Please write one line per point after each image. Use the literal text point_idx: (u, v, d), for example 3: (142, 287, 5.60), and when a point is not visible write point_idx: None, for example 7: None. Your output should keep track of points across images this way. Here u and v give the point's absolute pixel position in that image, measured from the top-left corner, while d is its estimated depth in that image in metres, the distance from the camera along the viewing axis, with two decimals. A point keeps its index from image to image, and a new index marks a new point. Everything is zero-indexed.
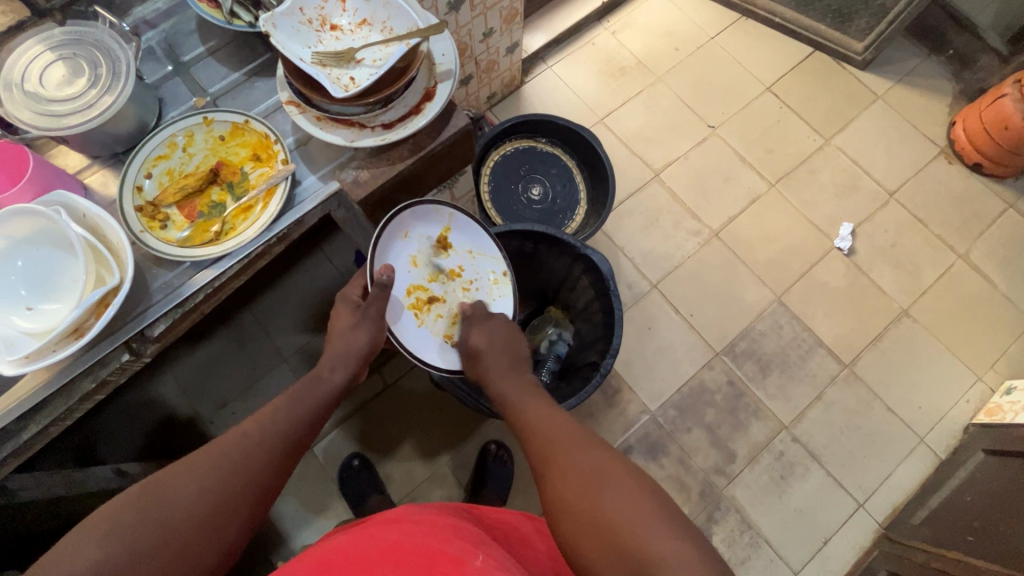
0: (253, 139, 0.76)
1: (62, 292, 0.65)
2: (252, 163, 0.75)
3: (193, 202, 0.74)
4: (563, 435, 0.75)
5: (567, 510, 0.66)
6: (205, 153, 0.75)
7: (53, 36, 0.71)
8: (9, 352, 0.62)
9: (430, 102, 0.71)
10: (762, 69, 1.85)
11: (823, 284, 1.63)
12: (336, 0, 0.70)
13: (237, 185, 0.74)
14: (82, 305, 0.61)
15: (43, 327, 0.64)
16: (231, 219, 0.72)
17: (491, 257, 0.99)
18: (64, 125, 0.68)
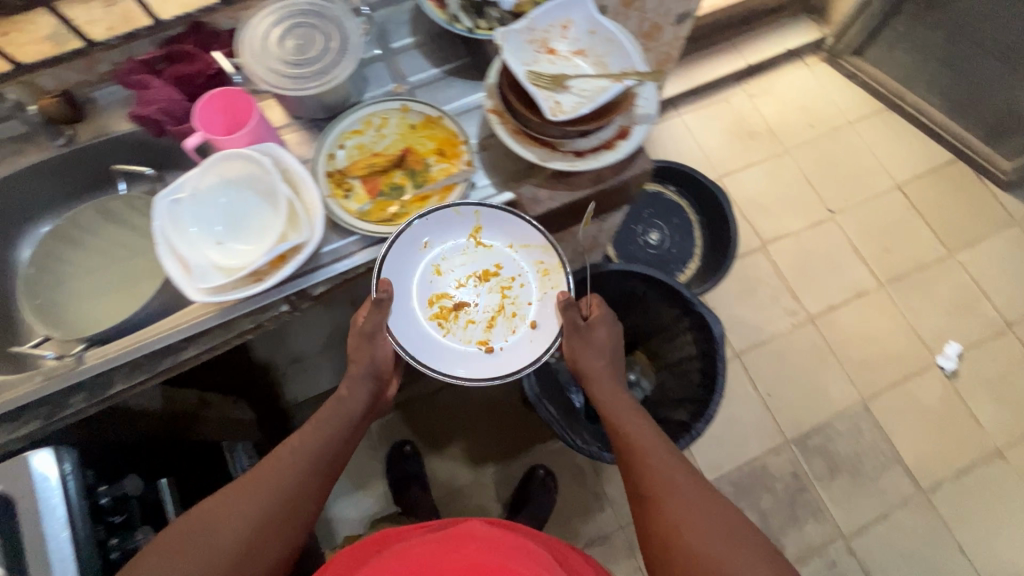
0: (442, 134, 0.79)
1: (253, 237, 0.72)
2: (436, 157, 0.78)
3: (376, 180, 0.78)
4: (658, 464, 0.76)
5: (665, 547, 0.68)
6: (395, 137, 0.79)
7: (296, 5, 0.77)
8: (197, 280, 0.67)
9: (623, 140, 0.72)
10: (896, 165, 1.80)
11: (915, 400, 1.55)
12: (560, 26, 0.72)
13: (419, 173, 0.78)
14: (271, 254, 0.66)
15: (232, 264, 0.70)
16: (408, 205, 0.76)
17: (538, 246, 0.79)
18: (291, 88, 0.73)
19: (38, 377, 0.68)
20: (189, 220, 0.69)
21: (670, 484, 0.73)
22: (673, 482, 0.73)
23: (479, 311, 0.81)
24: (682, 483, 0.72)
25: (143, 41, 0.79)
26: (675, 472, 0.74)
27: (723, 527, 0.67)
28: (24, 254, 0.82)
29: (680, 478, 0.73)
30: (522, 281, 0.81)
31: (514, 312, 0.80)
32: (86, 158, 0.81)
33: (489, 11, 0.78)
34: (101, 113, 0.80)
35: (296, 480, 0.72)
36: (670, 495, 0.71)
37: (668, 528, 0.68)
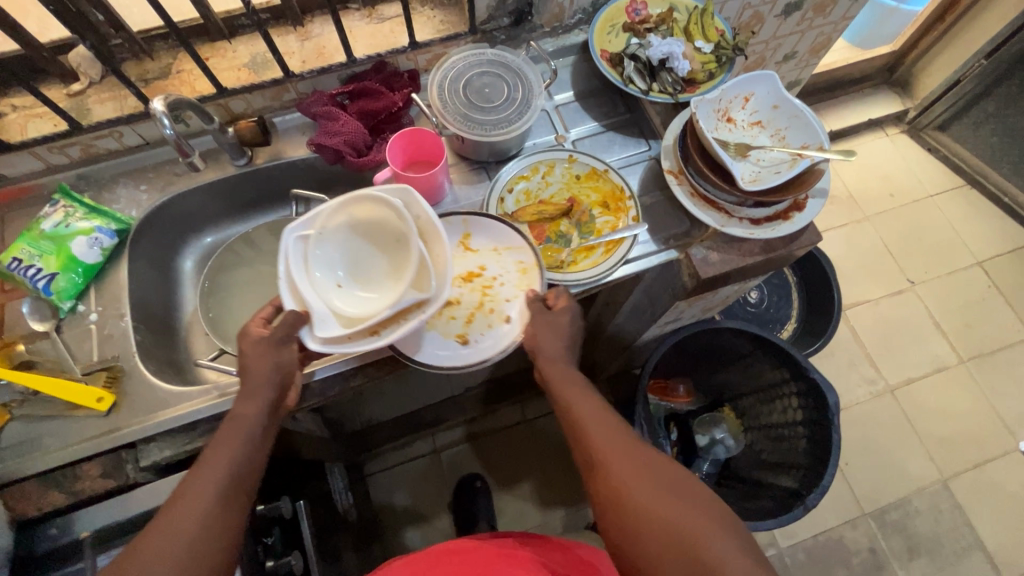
0: (606, 187, 0.81)
1: (375, 284, 0.68)
2: (600, 210, 0.80)
3: (543, 226, 0.80)
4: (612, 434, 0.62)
5: (617, 521, 0.56)
6: (561, 185, 0.82)
7: (481, 54, 0.80)
8: (317, 327, 0.66)
9: (798, 212, 0.74)
10: (977, 241, 1.80)
11: (997, 484, 1.50)
12: (741, 97, 0.75)
13: (584, 222, 0.80)
14: (391, 307, 0.62)
15: (350, 312, 0.67)
16: (574, 253, 0.78)
17: (515, 247, 0.75)
18: (476, 133, 0.76)
19: (215, 392, 0.69)
20: (312, 261, 0.67)
21: (610, 449, 0.60)
22: (620, 445, 0.61)
23: (460, 310, 0.74)
24: (632, 449, 0.60)
25: (331, 75, 0.83)
26: (621, 438, 0.61)
27: (682, 492, 0.55)
28: (186, 265, 0.88)
29: (626, 442, 0.61)
30: (503, 281, 0.75)
31: (491, 309, 0.73)
32: (259, 181, 0.85)
33: (664, 75, 0.81)
34: (280, 138, 0.84)
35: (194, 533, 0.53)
36: (615, 460, 0.59)
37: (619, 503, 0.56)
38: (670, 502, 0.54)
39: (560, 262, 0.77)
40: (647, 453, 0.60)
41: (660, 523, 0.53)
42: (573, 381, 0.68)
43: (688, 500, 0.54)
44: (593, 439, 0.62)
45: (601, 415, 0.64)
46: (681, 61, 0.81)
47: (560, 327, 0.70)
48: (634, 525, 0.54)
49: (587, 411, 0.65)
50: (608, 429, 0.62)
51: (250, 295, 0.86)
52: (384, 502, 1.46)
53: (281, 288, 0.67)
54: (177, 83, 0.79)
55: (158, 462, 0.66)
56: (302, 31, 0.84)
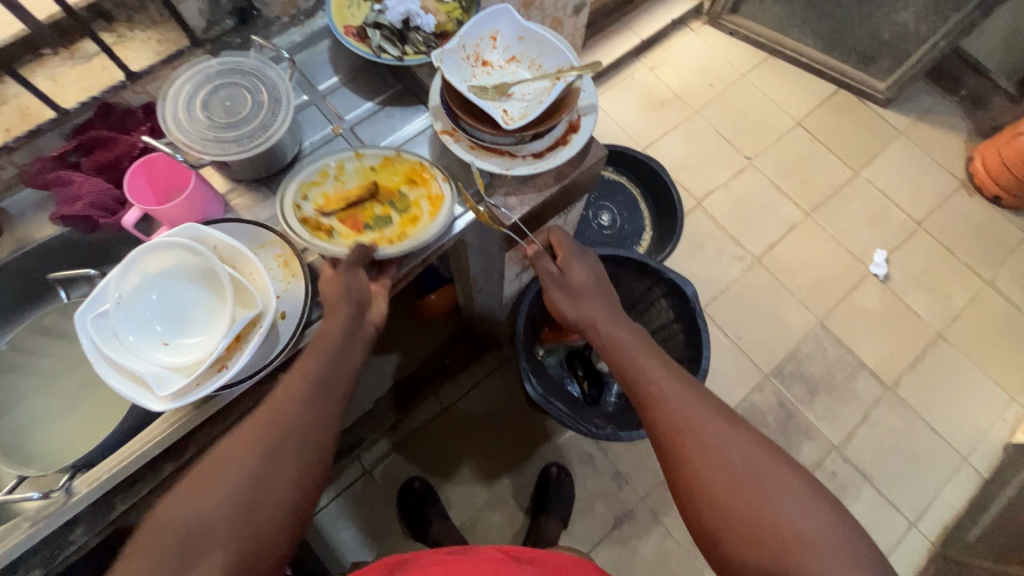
0: (405, 166, 0.75)
1: (200, 327, 0.65)
2: (409, 186, 0.75)
3: (356, 220, 0.73)
4: (693, 418, 0.65)
5: (706, 501, 0.60)
6: (357, 175, 0.74)
7: (208, 67, 0.73)
8: (157, 388, 0.60)
9: (575, 133, 0.75)
10: (791, 104, 1.96)
11: (861, 308, 1.69)
12: (488, 38, 0.74)
13: (398, 203, 0.74)
14: (231, 332, 0.60)
15: (186, 362, 0.62)
16: (399, 229, 0.72)
17: (268, 243, 0.72)
18: (232, 151, 0.70)
19: (25, 523, 0.60)
20: (123, 329, 0.61)
21: (695, 423, 0.64)
22: (697, 420, 0.64)
23: None
24: (716, 425, 0.64)
25: (48, 135, 0.74)
26: (701, 409, 0.66)
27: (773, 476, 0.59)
28: None
29: (705, 415, 0.65)
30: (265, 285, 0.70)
31: None
32: (8, 277, 0.74)
33: (413, 36, 0.78)
34: (19, 224, 0.74)
35: (263, 476, 0.57)
36: (701, 443, 0.62)
37: (709, 487, 0.59)
38: (755, 481, 0.59)
39: (388, 243, 0.71)
40: (732, 429, 0.63)
41: (747, 501, 0.58)
42: (636, 351, 0.73)
43: (774, 477, 0.59)
44: (675, 416, 0.65)
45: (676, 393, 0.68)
46: (424, 17, 0.78)
47: (582, 285, 0.80)
48: (728, 508, 0.58)
49: (663, 393, 0.68)
50: (688, 407, 0.66)
51: (50, 406, 0.75)
52: (330, 541, 1.40)
53: (95, 369, 0.59)
54: None
55: None
56: None
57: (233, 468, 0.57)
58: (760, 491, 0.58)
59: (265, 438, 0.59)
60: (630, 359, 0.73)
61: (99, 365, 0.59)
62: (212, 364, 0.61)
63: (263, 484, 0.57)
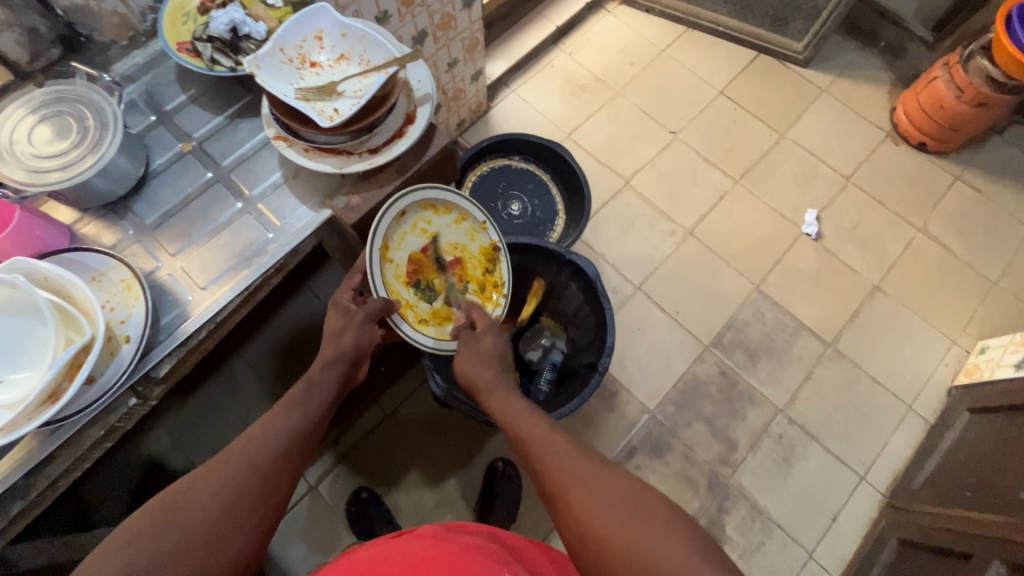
0: (490, 272, 0.99)
1: (31, 360, 0.63)
2: (475, 288, 0.98)
3: (421, 270, 0.93)
4: (563, 465, 0.68)
5: (583, 542, 0.61)
6: (460, 241, 0.97)
7: (32, 98, 0.73)
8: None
9: (412, 125, 0.75)
10: (713, 75, 1.96)
11: (797, 269, 1.69)
12: (313, 38, 0.73)
13: (455, 290, 0.96)
14: (54, 364, 0.60)
15: (16, 397, 0.62)
16: (428, 313, 0.93)
17: (113, 268, 0.71)
18: (55, 180, 0.69)
19: None
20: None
21: (564, 470, 0.67)
22: (564, 465, 0.68)
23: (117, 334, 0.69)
24: (588, 471, 0.66)
25: None
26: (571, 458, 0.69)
27: (632, 509, 0.60)
28: None
29: (573, 461, 0.68)
30: (111, 307, 0.69)
31: (109, 335, 0.67)
32: None
33: (245, 45, 0.78)
34: None
35: (203, 535, 0.58)
36: (576, 487, 0.65)
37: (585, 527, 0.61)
38: (618, 514, 0.60)
39: (414, 311, 0.91)
40: (602, 472, 0.66)
41: (610, 536, 0.59)
42: (517, 417, 0.78)
43: (638, 508, 0.60)
44: (550, 467, 0.68)
45: (556, 441, 0.72)
46: (252, 25, 0.78)
47: (488, 352, 0.88)
48: (598, 543, 0.60)
49: (541, 443, 0.72)
50: (563, 458, 0.68)
51: None
52: (281, 562, 1.38)
53: None
54: None
55: None
56: None
57: (235, 467, 0.64)
58: (621, 522, 0.59)
59: (256, 454, 0.67)
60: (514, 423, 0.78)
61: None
62: (39, 397, 0.61)
63: (219, 518, 0.60)
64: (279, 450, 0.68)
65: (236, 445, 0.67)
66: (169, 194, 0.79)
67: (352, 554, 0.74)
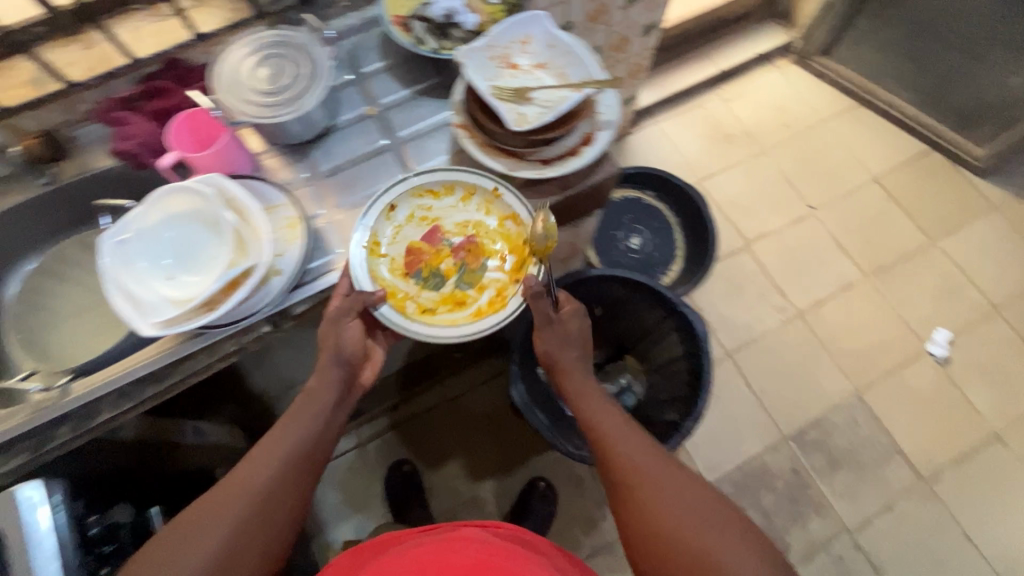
0: (517, 240, 0.79)
1: (201, 267, 0.70)
2: (495, 262, 0.80)
3: (424, 258, 0.80)
4: (631, 449, 0.74)
5: (636, 516, 0.69)
6: (472, 218, 0.81)
7: (260, 36, 0.80)
8: (151, 316, 0.66)
9: (588, 146, 0.74)
10: (872, 159, 1.83)
11: (909, 388, 1.55)
12: (519, 42, 0.75)
13: (469, 270, 0.80)
14: (224, 278, 0.66)
15: (182, 296, 0.68)
16: (437, 302, 0.78)
17: (281, 205, 0.77)
18: (265, 117, 0.76)
19: (26, 409, 0.68)
20: (136, 260, 0.69)
21: (630, 456, 0.74)
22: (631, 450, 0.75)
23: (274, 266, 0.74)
24: (651, 459, 0.73)
25: (121, 79, 0.81)
26: (638, 449, 0.74)
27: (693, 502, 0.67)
28: (9, 291, 0.84)
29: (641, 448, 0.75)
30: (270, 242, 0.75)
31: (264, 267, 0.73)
32: (70, 199, 0.84)
33: (452, 32, 0.81)
34: (82, 150, 0.83)
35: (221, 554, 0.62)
36: (636, 468, 0.72)
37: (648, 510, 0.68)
38: (677, 507, 0.66)
39: (416, 305, 0.78)
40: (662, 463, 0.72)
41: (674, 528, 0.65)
42: (587, 394, 0.83)
43: (699, 502, 0.67)
44: (619, 456, 0.74)
45: (616, 423, 0.79)
46: (465, 15, 0.81)
47: (569, 335, 0.86)
48: (645, 510, 0.68)
49: (611, 426, 0.78)
50: (629, 443, 0.75)
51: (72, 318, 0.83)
52: (316, 503, 1.45)
53: (105, 287, 0.67)
54: None
55: None
56: (85, 40, 0.82)
57: (230, 497, 0.66)
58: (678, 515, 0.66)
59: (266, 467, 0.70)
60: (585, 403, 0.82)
61: (110, 288, 0.67)
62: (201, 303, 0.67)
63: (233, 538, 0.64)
64: (282, 468, 0.71)
65: (240, 467, 0.70)
66: (345, 150, 0.84)
67: (394, 551, 0.74)
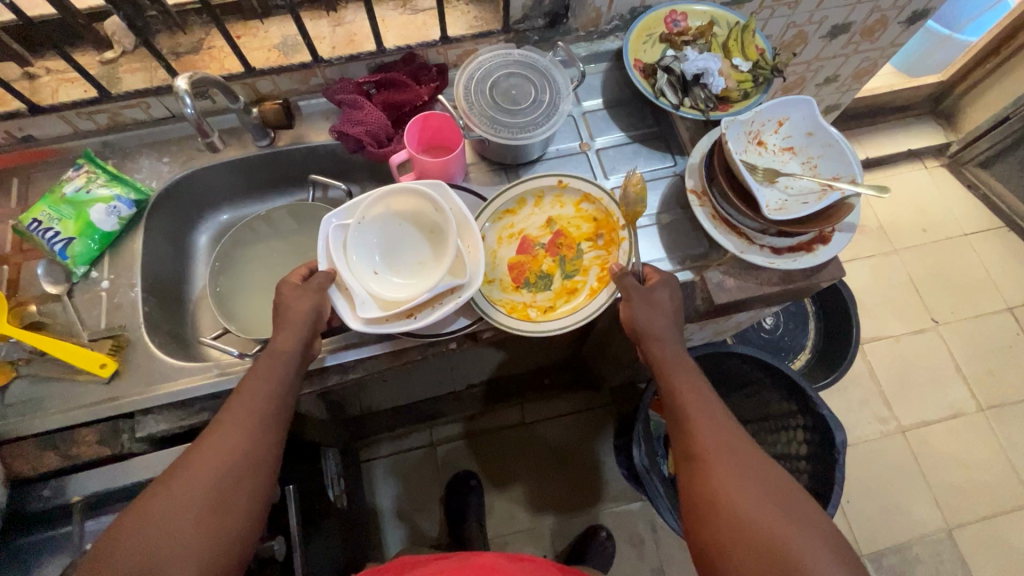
0: (597, 214, 0.78)
1: (408, 273, 0.71)
2: (589, 243, 0.78)
3: (524, 266, 0.77)
4: (722, 442, 0.61)
5: (720, 516, 0.57)
6: (551, 215, 0.79)
7: (508, 54, 0.79)
8: (358, 308, 0.67)
9: (822, 245, 0.72)
10: (1010, 287, 1.73)
11: (1005, 539, 1.45)
12: (775, 121, 0.73)
13: (568, 260, 0.77)
14: (433, 291, 0.64)
15: (385, 296, 0.69)
16: (555, 298, 0.75)
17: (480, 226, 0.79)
18: (500, 137, 0.75)
19: (214, 370, 0.69)
20: (352, 246, 0.69)
21: (721, 448, 0.60)
22: (731, 449, 0.61)
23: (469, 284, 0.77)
24: (744, 455, 0.60)
25: (359, 64, 0.82)
26: (733, 441, 0.61)
27: (791, 512, 0.55)
28: (201, 240, 0.89)
29: (731, 440, 0.62)
30: None
31: None
32: (279, 163, 0.85)
33: (696, 91, 0.79)
34: (303, 122, 0.84)
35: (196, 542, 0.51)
36: (726, 462, 0.59)
37: (735, 511, 0.56)
38: (779, 523, 0.54)
39: (537, 308, 0.75)
40: (758, 463, 0.60)
41: (771, 540, 0.53)
42: (682, 373, 0.67)
43: (798, 517, 0.55)
44: (703, 442, 0.61)
45: (707, 408, 0.65)
46: (716, 78, 0.78)
47: (660, 304, 0.68)
48: (731, 510, 0.56)
49: (700, 409, 0.64)
50: (720, 433, 0.62)
51: (258, 278, 0.86)
52: (376, 491, 1.46)
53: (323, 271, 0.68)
54: (206, 59, 0.79)
55: (154, 434, 0.67)
56: (335, 16, 0.82)
57: (180, 496, 0.53)
58: (781, 533, 0.54)
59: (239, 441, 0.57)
60: (673, 374, 0.67)
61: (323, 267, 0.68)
62: (407, 310, 0.67)
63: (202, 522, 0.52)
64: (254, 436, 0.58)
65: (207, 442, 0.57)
66: None
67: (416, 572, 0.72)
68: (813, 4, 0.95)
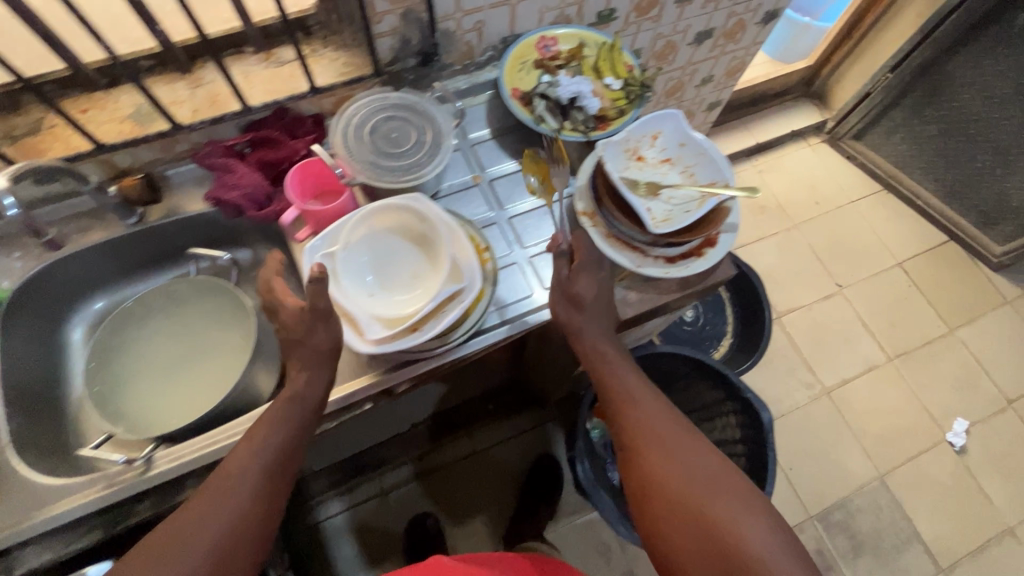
0: None
1: (404, 288, 0.70)
2: None
3: None
4: (651, 421, 0.64)
5: (651, 490, 0.60)
6: None
7: (386, 98, 0.78)
8: (366, 331, 0.65)
9: (712, 248, 0.75)
10: (896, 244, 1.90)
11: (929, 475, 1.58)
12: (649, 136, 0.77)
13: None
14: (437, 298, 0.65)
15: (387, 316, 0.68)
16: None
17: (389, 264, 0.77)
18: (384, 182, 0.73)
19: (100, 484, 0.62)
20: (342, 270, 0.67)
21: (648, 427, 0.64)
22: (658, 425, 0.64)
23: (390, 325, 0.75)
24: (671, 430, 0.63)
25: (227, 124, 0.77)
26: (662, 418, 0.64)
27: (713, 478, 0.58)
28: (75, 335, 0.81)
29: (666, 421, 0.65)
30: None
31: None
32: (152, 241, 0.79)
33: (575, 113, 0.81)
34: (174, 192, 0.79)
35: None
36: (650, 439, 0.63)
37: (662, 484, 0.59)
38: (700, 486, 0.58)
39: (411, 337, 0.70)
40: (685, 436, 0.63)
41: (697, 506, 0.57)
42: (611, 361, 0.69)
43: (717, 479, 0.58)
44: (634, 423, 0.65)
45: (636, 391, 0.67)
46: (591, 99, 0.81)
47: (584, 299, 0.69)
48: (660, 484, 0.59)
49: (626, 393, 0.67)
50: (647, 412, 0.65)
51: (146, 368, 0.78)
52: (331, 555, 1.38)
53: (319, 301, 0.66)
54: (49, 140, 0.72)
55: (35, 568, 0.61)
56: (192, 78, 0.77)
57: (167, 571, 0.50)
58: (702, 497, 0.57)
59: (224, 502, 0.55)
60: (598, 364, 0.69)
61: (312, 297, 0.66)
62: (413, 322, 0.65)
63: None
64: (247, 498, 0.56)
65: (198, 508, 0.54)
66: None
67: None
68: (674, 16, 1.00)
